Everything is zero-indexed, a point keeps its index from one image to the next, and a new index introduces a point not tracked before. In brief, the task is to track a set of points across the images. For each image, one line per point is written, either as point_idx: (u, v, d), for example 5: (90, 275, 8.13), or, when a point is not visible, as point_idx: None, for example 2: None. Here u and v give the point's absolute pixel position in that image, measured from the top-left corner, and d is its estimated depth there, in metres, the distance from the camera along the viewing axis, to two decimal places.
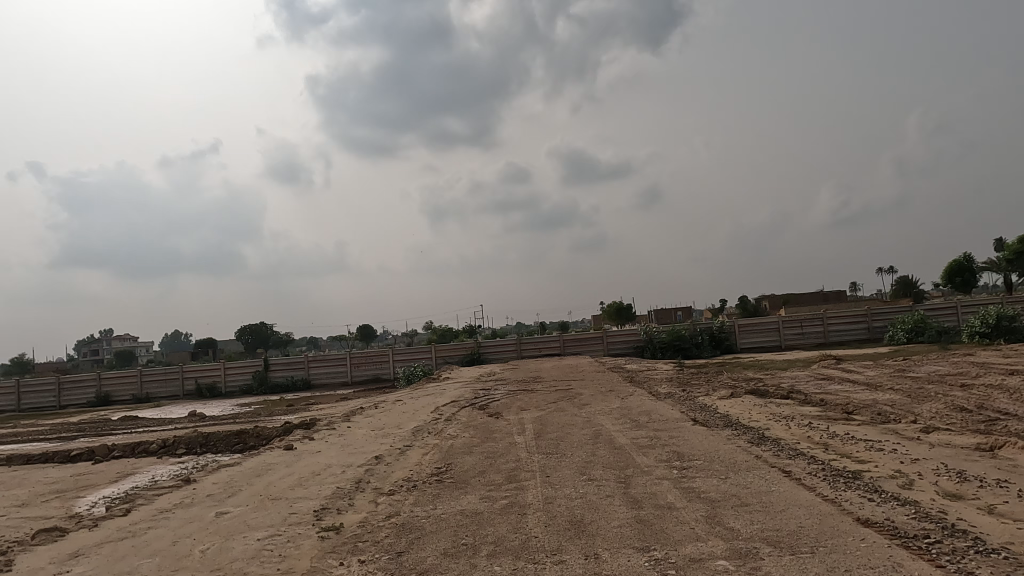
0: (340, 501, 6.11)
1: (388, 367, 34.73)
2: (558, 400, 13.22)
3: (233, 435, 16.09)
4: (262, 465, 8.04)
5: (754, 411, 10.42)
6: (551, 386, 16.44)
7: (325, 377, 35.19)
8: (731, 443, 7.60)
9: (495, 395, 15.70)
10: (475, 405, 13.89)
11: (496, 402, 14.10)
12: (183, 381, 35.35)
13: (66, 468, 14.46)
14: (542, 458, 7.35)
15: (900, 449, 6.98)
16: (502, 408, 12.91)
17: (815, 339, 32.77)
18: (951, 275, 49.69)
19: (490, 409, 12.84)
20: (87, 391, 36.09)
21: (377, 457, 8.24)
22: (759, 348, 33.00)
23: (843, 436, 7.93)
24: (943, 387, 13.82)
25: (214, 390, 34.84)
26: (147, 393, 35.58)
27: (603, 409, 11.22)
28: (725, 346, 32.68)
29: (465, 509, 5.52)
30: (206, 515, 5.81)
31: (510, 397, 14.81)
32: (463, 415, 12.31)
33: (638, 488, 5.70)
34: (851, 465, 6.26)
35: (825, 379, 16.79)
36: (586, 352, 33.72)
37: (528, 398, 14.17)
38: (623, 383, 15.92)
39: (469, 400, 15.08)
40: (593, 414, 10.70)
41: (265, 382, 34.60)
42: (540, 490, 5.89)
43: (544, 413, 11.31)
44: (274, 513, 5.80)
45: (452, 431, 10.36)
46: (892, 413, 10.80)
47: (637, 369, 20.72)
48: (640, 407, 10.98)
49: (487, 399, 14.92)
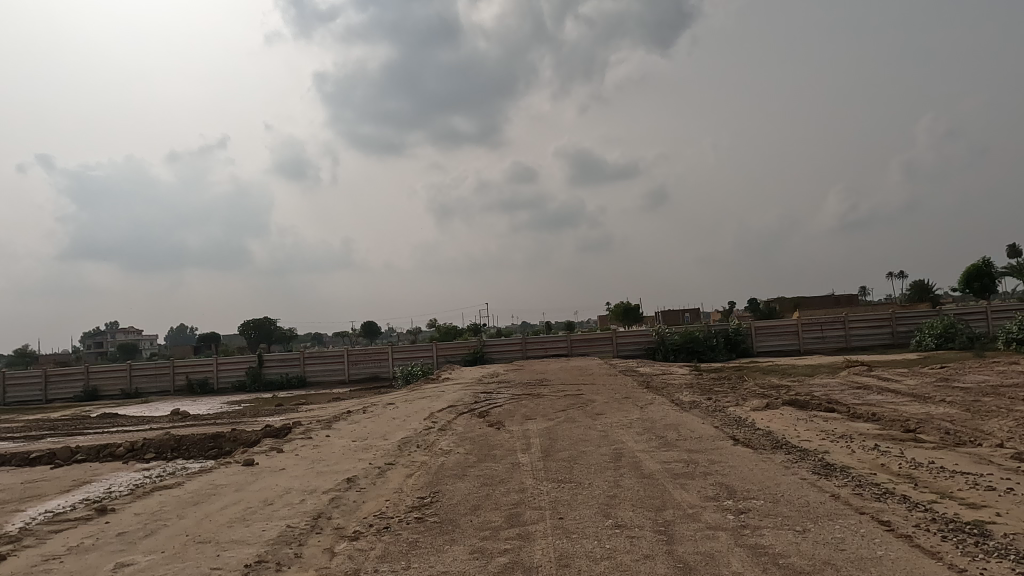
0: (285, 549, 4.60)
1: (387, 365, 33.29)
2: (568, 408, 11.71)
3: (207, 438, 14.60)
4: (206, 488, 6.53)
5: (801, 428, 8.83)
6: (560, 391, 14.89)
7: (321, 374, 33.76)
8: (790, 471, 6.03)
9: (498, 400, 14.19)
10: (474, 412, 12.39)
11: (498, 408, 12.58)
12: (175, 377, 33.98)
13: (18, 473, 13.00)
14: (553, 489, 5.82)
15: (1015, 488, 5.40)
16: (506, 416, 11.41)
17: (836, 343, 31.14)
18: (971, 279, 47.81)
19: (492, 417, 11.34)
20: (76, 385, 34.79)
21: (350, 480, 6.72)
22: (777, 352, 31.41)
23: (926, 464, 6.38)
24: (1004, 401, 12.20)
25: (206, 386, 33.45)
26: (138, 388, 34.23)
27: (620, 420, 9.68)
28: (741, 350, 31.07)
29: (450, 571, 4.00)
30: (100, 569, 4.32)
31: (515, 402, 13.28)
32: (460, 424, 10.82)
33: (686, 545, 4.16)
34: (966, 513, 4.70)
35: (863, 388, 15.22)
36: (594, 353, 32.19)
37: (535, 404, 12.66)
38: (638, 389, 14.40)
39: (469, 405, 13.56)
40: (610, 427, 9.18)
41: (259, 379, 33.22)
42: (552, 543, 4.35)
43: (553, 425, 9.78)
44: (191, 568, 4.29)
45: (445, 445, 8.86)
46: (962, 431, 9.20)
47: (652, 373, 19.19)
48: (664, 420, 9.43)
49: (488, 404, 13.44)
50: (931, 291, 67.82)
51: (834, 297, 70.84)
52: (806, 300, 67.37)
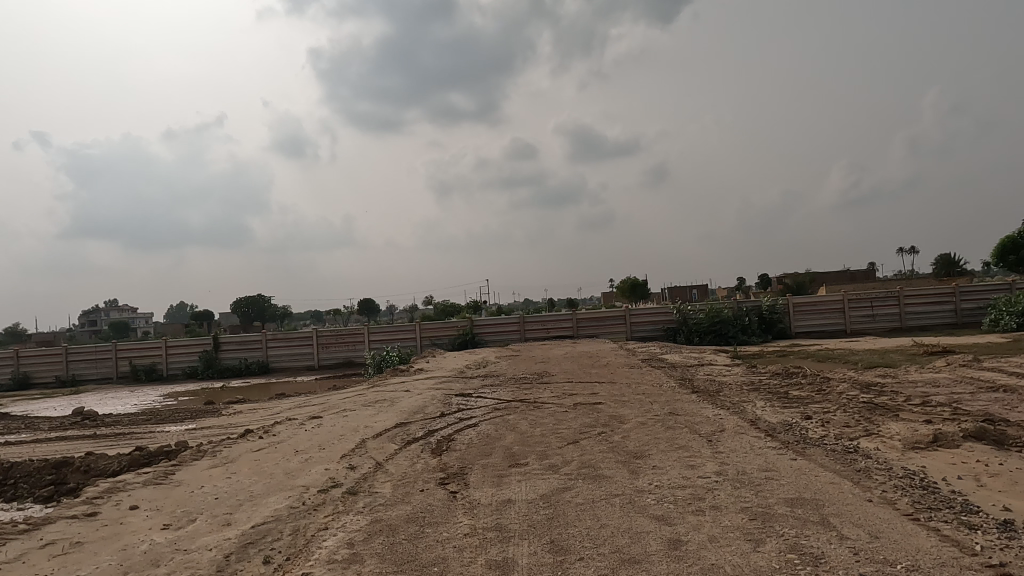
0: None
1: (362, 349, 28.72)
2: (583, 440, 6.98)
3: (45, 467, 9.90)
4: None
5: None
6: (567, 397, 10.19)
7: (286, 359, 29.11)
8: None
9: (473, 413, 9.50)
10: (428, 441, 7.66)
11: (469, 434, 7.90)
12: (117, 362, 29.40)
13: None
14: None
15: None
16: (475, 456, 6.68)
17: (887, 323, 26.53)
18: (1004, 252, 42.87)
19: (452, 458, 6.63)
20: (7, 372, 30.27)
21: None
22: (819, 333, 26.70)
23: None
24: None
25: (153, 373, 28.88)
26: (75, 375, 29.66)
27: (686, 489, 4.95)
28: (777, 331, 26.37)
29: None
30: None
31: (499, 421, 8.58)
32: (392, 475, 6.11)
33: None
34: None
35: (1004, 391, 10.53)
36: (603, 335, 27.60)
37: (531, 426, 7.98)
38: (685, 396, 9.74)
39: (428, 424, 8.88)
40: (674, 512, 4.42)
41: (213, 365, 28.60)
42: None
43: (558, 494, 5.03)
44: None
45: (327, 552, 4.13)
46: None
47: (687, 365, 14.50)
48: (783, 492, 4.67)
49: (458, 423, 8.76)
50: (957, 265, 62.98)
51: (851, 274, 66.28)
52: (824, 275, 62.80)
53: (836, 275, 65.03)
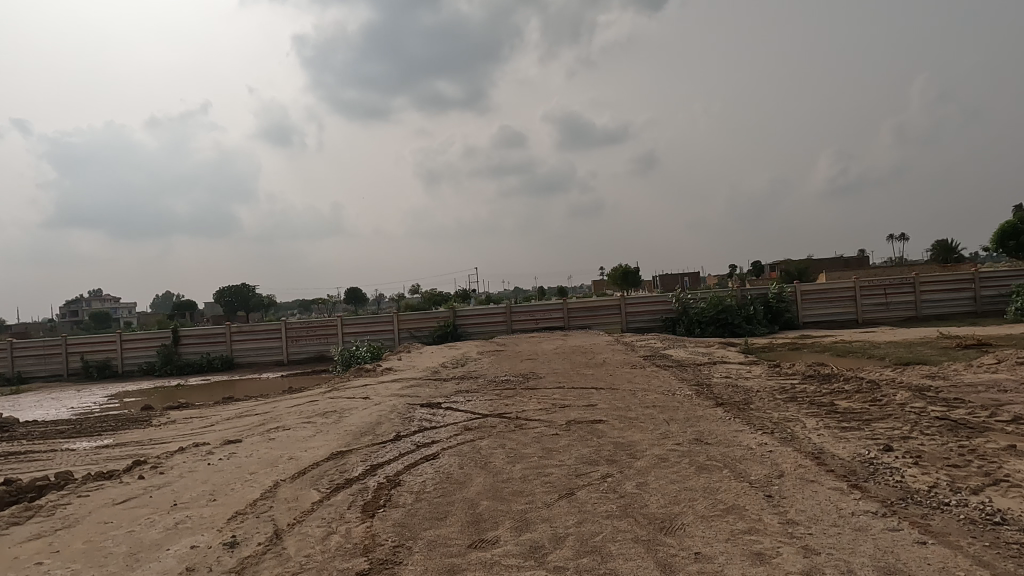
0: None
1: (335, 343, 26.44)
2: (581, 491, 4.80)
3: None
4: None
5: None
6: (559, 412, 8.01)
7: (253, 353, 26.79)
8: None
9: (437, 436, 7.30)
10: (362, 488, 5.45)
11: (422, 474, 5.71)
12: (68, 358, 26.99)
13: None
14: None
15: None
16: (417, 521, 4.48)
17: (901, 312, 24.60)
18: (1004, 237, 40.93)
19: (383, 526, 4.43)
20: None
21: None
22: (828, 323, 24.75)
23: None
24: None
25: (106, 370, 26.52)
26: (21, 372, 27.22)
27: None
28: (784, 321, 24.38)
29: None
30: None
31: (466, 452, 6.38)
32: (282, 563, 3.89)
33: None
34: None
35: None
36: (596, 326, 25.54)
37: (509, 463, 5.80)
38: (708, 410, 7.59)
39: (373, 454, 6.68)
40: None
41: (171, 361, 26.25)
42: None
43: None
44: None
45: None
46: None
47: (698, 364, 12.39)
48: None
49: (410, 453, 6.56)
50: (954, 252, 60.99)
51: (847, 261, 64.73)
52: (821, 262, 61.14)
53: (833, 262, 63.40)
